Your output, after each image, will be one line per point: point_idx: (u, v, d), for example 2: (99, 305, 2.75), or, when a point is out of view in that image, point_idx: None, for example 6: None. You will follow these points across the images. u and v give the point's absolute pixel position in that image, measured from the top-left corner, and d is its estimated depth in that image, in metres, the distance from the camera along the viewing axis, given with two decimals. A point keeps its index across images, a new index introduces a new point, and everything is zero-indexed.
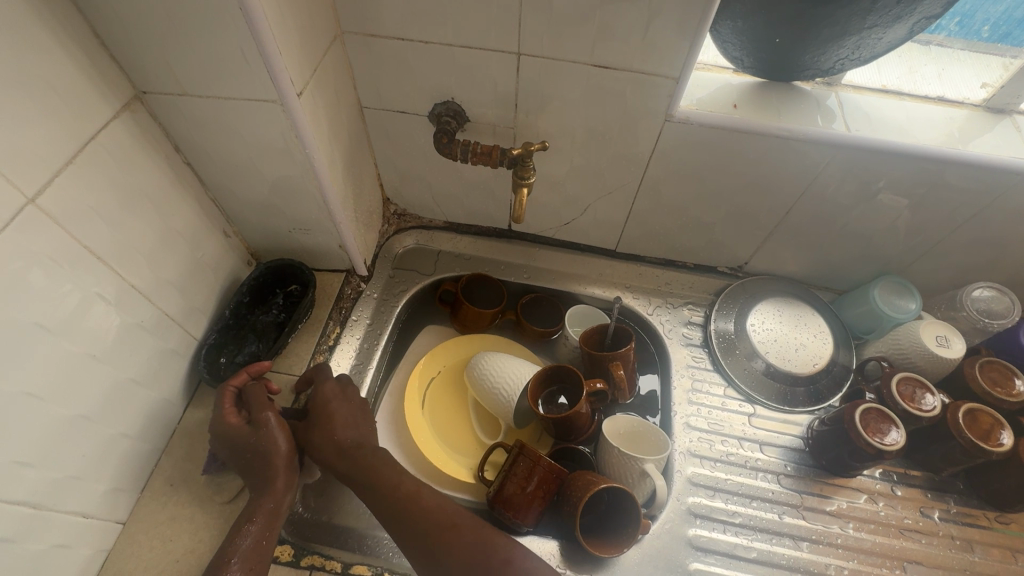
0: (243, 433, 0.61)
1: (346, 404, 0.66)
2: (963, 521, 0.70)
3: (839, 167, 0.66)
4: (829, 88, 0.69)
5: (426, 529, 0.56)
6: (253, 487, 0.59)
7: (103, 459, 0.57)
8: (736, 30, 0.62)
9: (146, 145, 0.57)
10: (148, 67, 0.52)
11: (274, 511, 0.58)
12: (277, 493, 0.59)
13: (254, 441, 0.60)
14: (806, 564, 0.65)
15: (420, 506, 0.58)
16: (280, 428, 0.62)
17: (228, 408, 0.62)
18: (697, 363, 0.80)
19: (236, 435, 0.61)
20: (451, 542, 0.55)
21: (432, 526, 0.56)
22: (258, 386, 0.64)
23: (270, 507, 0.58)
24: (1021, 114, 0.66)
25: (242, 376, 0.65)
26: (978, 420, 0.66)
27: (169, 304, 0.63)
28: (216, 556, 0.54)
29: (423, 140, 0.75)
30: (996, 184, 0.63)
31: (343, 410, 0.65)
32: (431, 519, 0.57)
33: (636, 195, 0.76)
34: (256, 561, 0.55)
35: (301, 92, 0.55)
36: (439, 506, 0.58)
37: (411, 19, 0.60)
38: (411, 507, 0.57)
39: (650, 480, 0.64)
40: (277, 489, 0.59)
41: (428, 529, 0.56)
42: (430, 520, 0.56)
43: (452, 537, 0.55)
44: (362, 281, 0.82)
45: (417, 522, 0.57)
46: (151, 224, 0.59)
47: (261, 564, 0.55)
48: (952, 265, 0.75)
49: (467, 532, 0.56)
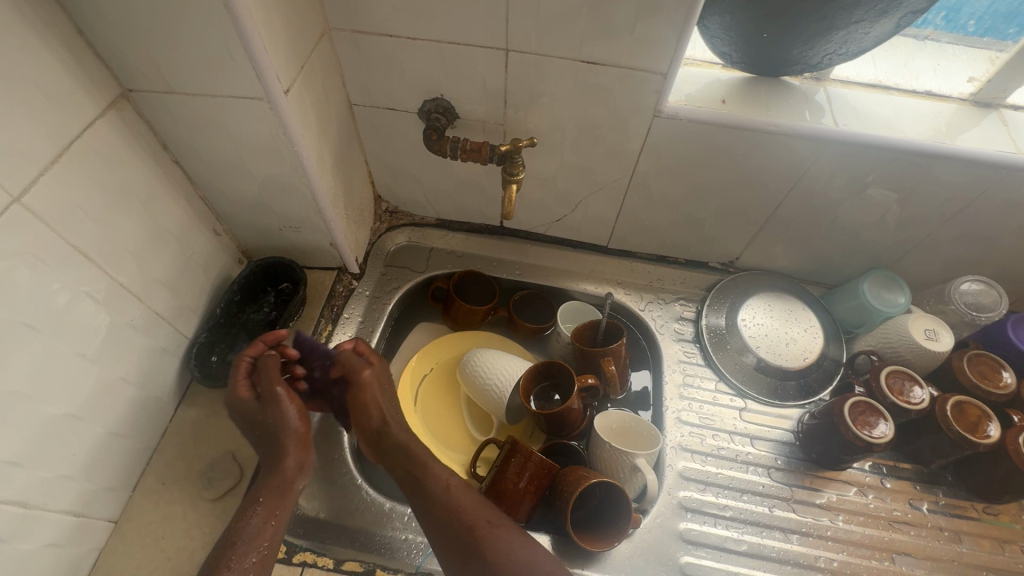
0: (255, 408, 0.61)
1: (379, 388, 0.65)
2: (952, 512, 0.70)
3: (827, 162, 0.66)
4: (818, 82, 0.69)
5: (470, 523, 0.56)
6: (264, 465, 0.59)
7: (94, 457, 0.57)
8: (725, 25, 0.62)
9: (133, 143, 0.57)
10: (133, 65, 0.52)
11: (279, 492, 0.58)
12: (285, 470, 0.59)
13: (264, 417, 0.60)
14: (795, 557, 0.66)
15: (466, 501, 0.58)
16: (291, 403, 0.61)
17: (241, 380, 0.62)
18: (689, 358, 0.80)
19: (249, 410, 0.61)
20: (493, 540, 0.55)
21: (475, 521, 0.56)
22: (272, 357, 0.63)
23: (275, 489, 0.58)
24: (1008, 108, 0.67)
25: (258, 346, 0.64)
26: (965, 413, 0.66)
27: (159, 303, 0.63)
28: (224, 537, 0.54)
29: (414, 137, 0.75)
30: (983, 178, 0.63)
31: (377, 394, 0.64)
32: (474, 514, 0.57)
33: (626, 191, 0.76)
34: (264, 541, 0.54)
35: (288, 89, 0.55)
36: (480, 502, 0.58)
37: (398, 15, 0.60)
38: (454, 500, 0.58)
39: (641, 474, 0.64)
40: (286, 470, 0.59)
41: (474, 524, 0.56)
42: (474, 515, 0.57)
43: (493, 533, 0.56)
44: (354, 279, 0.82)
45: (460, 515, 0.57)
46: (140, 223, 0.59)
47: (268, 547, 0.55)
48: (941, 258, 0.76)
49: (509, 531, 0.56)
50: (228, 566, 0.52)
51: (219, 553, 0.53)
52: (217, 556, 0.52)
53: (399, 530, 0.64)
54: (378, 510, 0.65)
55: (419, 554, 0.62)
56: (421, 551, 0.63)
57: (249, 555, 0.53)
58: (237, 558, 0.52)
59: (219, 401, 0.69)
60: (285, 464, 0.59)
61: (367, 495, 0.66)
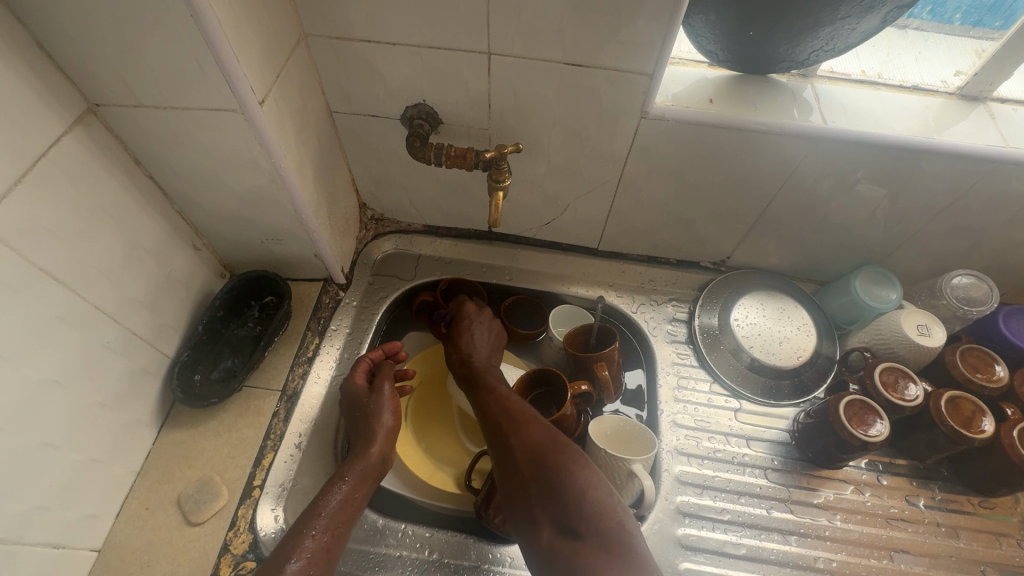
0: (364, 395, 0.65)
1: (472, 320, 0.74)
2: (949, 507, 0.70)
3: (816, 160, 0.65)
4: (805, 79, 0.68)
5: (503, 419, 0.60)
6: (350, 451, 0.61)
7: (71, 486, 0.55)
8: (710, 24, 0.61)
9: (101, 159, 0.55)
10: (99, 78, 0.50)
11: (365, 473, 0.58)
12: (368, 458, 0.59)
13: (365, 403, 0.64)
14: (795, 558, 0.65)
15: (508, 403, 0.61)
16: (390, 401, 0.64)
17: (356, 371, 0.68)
18: (683, 360, 0.80)
19: (356, 396, 0.65)
20: (521, 432, 0.58)
21: (507, 418, 0.60)
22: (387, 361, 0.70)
23: (361, 470, 0.58)
24: (995, 101, 0.66)
25: (378, 351, 0.71)
26: (959, 408, 0.66)
27: (137, 323, 0.61)
28: (308, 510, 0.54)
29: (397, 144, 0.73)
30: (973, 172, 0.63)
31: (470, 324, 0.73)
32: (511, 412, 0.60)
33: (616, 193, 0.75)
34: (342, 519, 0.54)
35: (263, 100, 0.53)
36: (523, 407, 0.61)
37: (375, 21, 0.58)
38: (499, 400, 0.62)
39: (638, 481, 0.62)
40: (372, 450, 0.59)
41: (505, 420, 0.60)
42: (508, 414, 0.60)
43: (519, 427, 0.58)
44: (341, 290, 0.81)
45: (500, 413, 0.61)
46: (113, 241, 0.57)
47: (346, 526, 0.54)
48: (931, 252, 0.75)
49: (536, 427, 0.58)
50: (309, 536, 0.51)
51: (299, 524, 0.53)
52: (299, 528, 0.52)
53: (393, 544, 0.63)
54: (373, 525, 0.64)
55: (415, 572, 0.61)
56: (416, 568, 0.61)
57: (325, 533, 0.52)
58: (314, 532, 0.52)
59: (204, 421, 0.67)
60: (371, 445, 0.60)
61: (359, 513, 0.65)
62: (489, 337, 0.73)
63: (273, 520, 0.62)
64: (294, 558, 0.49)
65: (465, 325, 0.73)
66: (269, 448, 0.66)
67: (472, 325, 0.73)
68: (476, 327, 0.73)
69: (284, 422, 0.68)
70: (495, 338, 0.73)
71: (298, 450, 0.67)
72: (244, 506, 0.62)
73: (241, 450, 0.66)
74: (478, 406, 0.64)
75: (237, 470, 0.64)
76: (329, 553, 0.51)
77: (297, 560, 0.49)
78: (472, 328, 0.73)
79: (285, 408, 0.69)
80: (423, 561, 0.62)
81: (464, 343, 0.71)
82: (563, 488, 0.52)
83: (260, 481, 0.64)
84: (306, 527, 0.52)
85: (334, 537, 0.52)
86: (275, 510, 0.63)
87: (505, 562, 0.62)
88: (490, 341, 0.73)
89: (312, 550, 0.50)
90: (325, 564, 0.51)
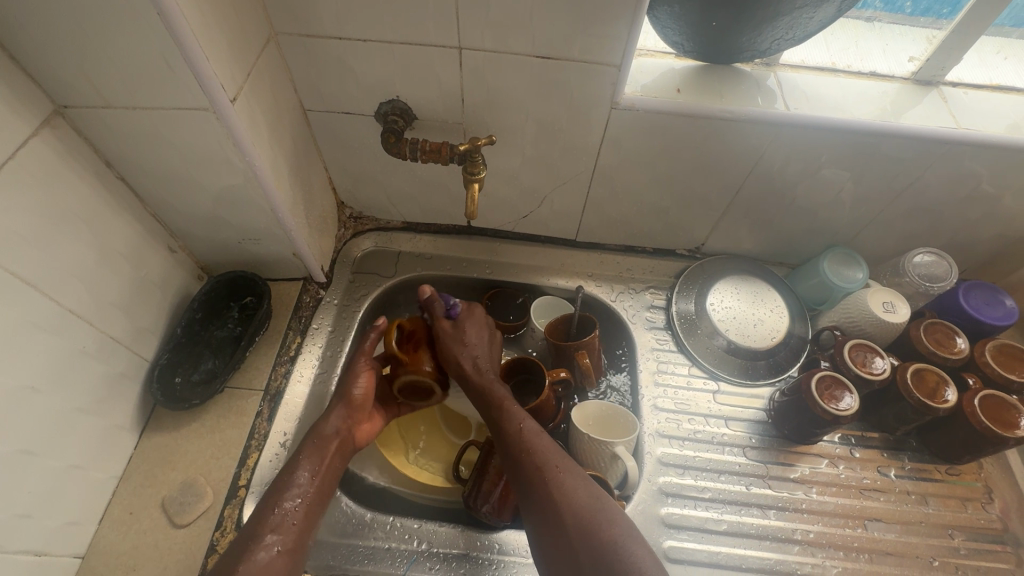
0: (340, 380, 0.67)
1: (480, 330, 0.69)
2: (919, 476, 0.73)
3: (781, 146, 0.68)
4: (769, 68, 0.71)
5: (539, 465, 0.56)
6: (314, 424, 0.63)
7: (51, 493, 0.54)
8: (674, 15, 0.62)
9: (71, 162, 0.54)
10: (66, 80, 0.50)
11: (320, 445, 0.60)
12: (324, 435, 0.61)
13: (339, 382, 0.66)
14: (773, 531, 0.68)
15: (540, 444, 0.58)
16: (364, 375, 0.66)
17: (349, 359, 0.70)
18: (661, 345, 0.81)
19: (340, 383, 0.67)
20: (561, 484, 0.55)
21: (545, 465, 0.57)
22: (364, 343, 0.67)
23: (316, 444, 0.60)
24: (947, 85, 0.69)
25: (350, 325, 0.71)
26: (925, 379, 0.69)
27: (114, 327, 0.60)
28: (272, 488, 0.57)
29: (372, 141, 0.73)
30: (928, 153, 0.66)
31: (474, 330, 0.68)
32: (547, 456, 0.57)
33: (590, 184, 0.77)
34: (305, 493, 0.57)
35: (234, 98, 0.53)
36: (554, 449, 0.59)
37: (345, 17, 0.58)
38: (530, 443, 0.58)
39: (621, 462, 0.64)
40: (328, 427, 0.62)
41: (543, 467, 0.56)
42: (545, 458, 0.57)
43: (560, 476, 0.55)
44: (321, 288, 0.81)
45: (534, 457, 0.57)
46: (86, 244, 0.56)
47: (313, 498, 0.57)
48: (894, 232, 0.78)
49: (576, 479, 0.56)
50: (273, 511, 0.55)
51: (264, 501, 0.56)
52: (263, 506, 0.55)
53: (382, 537, 0.63)
54: (362, 520, 0.64)
55: (403, 562, 0.62)
56: (405, 558, 0.62)
57: (287, 506, 0.55)
58: (276, 507, 0.55)
59: (186, 423, 0.67)
60: (326, 421, 0.62)
61: (345, 508, 0.65)
62: (490, 347, 0.69)
63: None
64: (262, 535, 0.53)
65: (468, 330, 0.68)
66: (254, 448, 0.66)
67: (473, 332, 0.68)
68: (480, 333, 0.68)
69: (268, 422, 0.68)
70: (492, 339, 0.70)
71: (283, 449, 0.67)
72: (230, 506, 0.62)
73: (225, 452, 0.66)
74: (502, 428, 0.60)
75: (222, 470, 0.64)
76: (296, 526, 0.55)
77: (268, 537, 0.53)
78: (475, 336, 0.68)
79: (268, 408, 0.69)
80: (412, 550, 0.62)
81: (472, 352, 0.66)
82: (613, 560, 0.50)
83: (246, 481, 0.64)
84: (268, 503, 0.55)
85: (299, 513, 0.55)
86: None
87: (494, 548, 0.63)
88: (492, 348, 0.69)
89: (278, 524, 0.54)
90: (293, 535, 0.54)
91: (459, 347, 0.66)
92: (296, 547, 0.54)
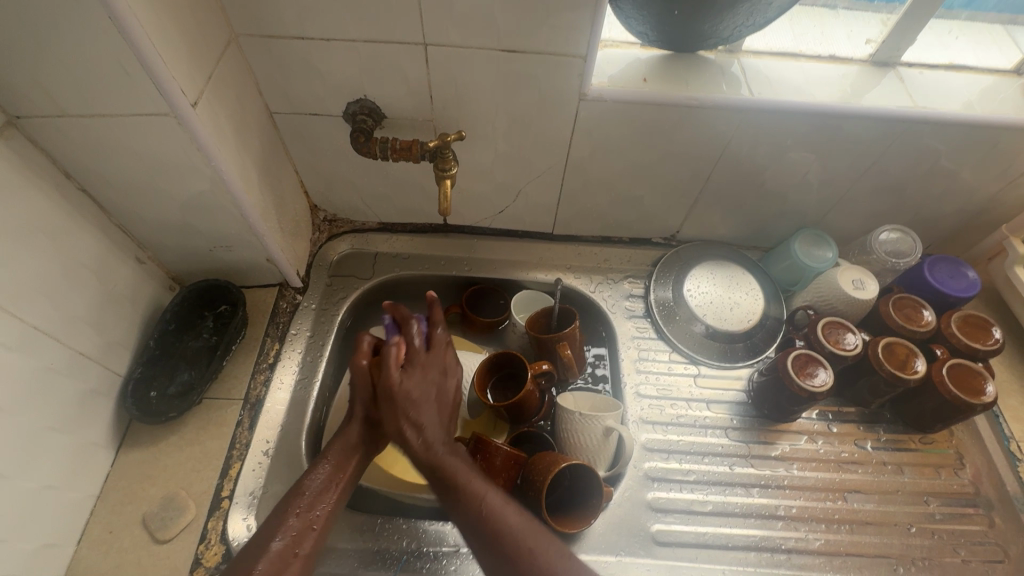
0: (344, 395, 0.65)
1: (419, 388, 0.61)
2: (894, 446, 0.76)
3: (748, 131, 0.69)
4: (732, 55, 0.72)
5: (515, 551, 0.52)
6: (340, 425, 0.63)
7: (25, 516, 0.53)
8: (637, 6, 0.62)
9: (28, 174, 0.53)
10: (17, 90, 0.48)
11: (347, 450, 0.60)
12: (348, 436, 0.61)
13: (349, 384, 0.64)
14: (757, 509, 0.69)
15: (508, 522, 0.54)
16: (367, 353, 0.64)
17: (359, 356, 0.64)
18: (642, 333, 0.82)
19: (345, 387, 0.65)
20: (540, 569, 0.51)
21: (518, 549, 0.52)
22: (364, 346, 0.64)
23: (342, 447, 0.60)
24: (903, 66, 0.71)
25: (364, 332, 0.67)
26: (895, 352, 0.71)
27: (82, 342, 0.59)
28: (290, 492, 0.56)
29: (342, 142, 0.72)
30: (888, 133, 0.67)
31: (412, 390, 0.61)
32: (521, 541, 0.53)
33: (563, 176, 0.77)
34: (329, 497, 0.56)
35: (195, 101, 0.52)
36: (525, 525, 0.54)
37: (306, 17, 0.57)
38: (498, 526, 0.53)
39: (614, 436, 0.65)
40: (353, 429, 0.62)
41: (517, 553, 0.52)
42: (519, 543, 0.52)
43: (537, 562, 0.51)
44: (298, 293, 0.80)
45: (505, 542, 0.53)
46: (49, 259, 0.55)
47: (333, 501, 0.57)
48: (861, 211, 0.80)
49: (556, 555, 0.52)
50: (293, 514, 0.54)
51: (285, 501, 0.56)
52: (283, 507, 0.55)
53: (371, 539, 0.63)
54: (352, 525, 0.64)
55: (394, 562, 0.62)
56: (395, 559, 0.62)
57: (303, 514, 0.54)
58: (291, 514, 0.54)
59: (165, 436, 0.66)
60: (354, 426, 0.61)
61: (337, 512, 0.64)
62: (439, 399, 0.62)
63: (245, 529, 0.61)
64: (278, 536, 0.52)
65: (406, 386, 0.60)
66: (236, 457, 0.65)
67: (409, 383, 0.61)
68: (420, 384, 0.61)
69: (249, 431, 0.67)
70: (440, 395, 0.62)
71: (266, 457, 0.66)
72: (214, 518, 0.61)
73: (207, 463, 0.65)
74: (465, 509, 0.55)
75: (204, 482, 0.63)
76: (315, 530, 0.54)
77: (281, 538, 0.52)
78: (417, 392, 0.60)
79: (249, 417, 0.68)
80: (401, 550, 0.62)
81: (417, 418, 0.60)
82: None
83: (229, 491, 0.63)
84: (287, 505, 0.55)
85: (319, 517, 0.55)
86: (246, 518, 0.62)
87: None
88: (441, 401, 0.62)
89: (295, 527, 0.53)
90: (311, 540, 0.54)
91: (402, 420, 0.60)
92: (311, 552, 0.53)
